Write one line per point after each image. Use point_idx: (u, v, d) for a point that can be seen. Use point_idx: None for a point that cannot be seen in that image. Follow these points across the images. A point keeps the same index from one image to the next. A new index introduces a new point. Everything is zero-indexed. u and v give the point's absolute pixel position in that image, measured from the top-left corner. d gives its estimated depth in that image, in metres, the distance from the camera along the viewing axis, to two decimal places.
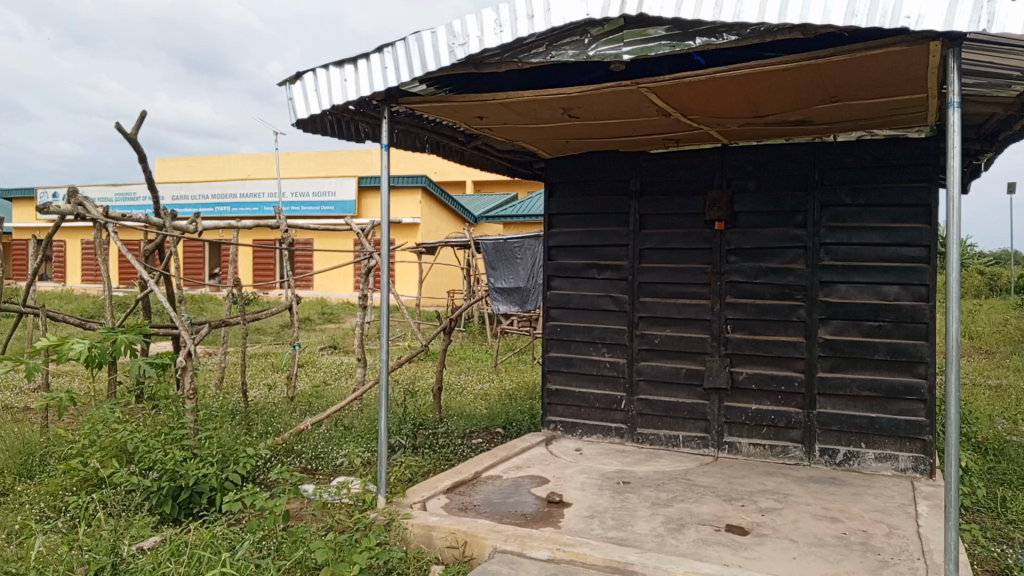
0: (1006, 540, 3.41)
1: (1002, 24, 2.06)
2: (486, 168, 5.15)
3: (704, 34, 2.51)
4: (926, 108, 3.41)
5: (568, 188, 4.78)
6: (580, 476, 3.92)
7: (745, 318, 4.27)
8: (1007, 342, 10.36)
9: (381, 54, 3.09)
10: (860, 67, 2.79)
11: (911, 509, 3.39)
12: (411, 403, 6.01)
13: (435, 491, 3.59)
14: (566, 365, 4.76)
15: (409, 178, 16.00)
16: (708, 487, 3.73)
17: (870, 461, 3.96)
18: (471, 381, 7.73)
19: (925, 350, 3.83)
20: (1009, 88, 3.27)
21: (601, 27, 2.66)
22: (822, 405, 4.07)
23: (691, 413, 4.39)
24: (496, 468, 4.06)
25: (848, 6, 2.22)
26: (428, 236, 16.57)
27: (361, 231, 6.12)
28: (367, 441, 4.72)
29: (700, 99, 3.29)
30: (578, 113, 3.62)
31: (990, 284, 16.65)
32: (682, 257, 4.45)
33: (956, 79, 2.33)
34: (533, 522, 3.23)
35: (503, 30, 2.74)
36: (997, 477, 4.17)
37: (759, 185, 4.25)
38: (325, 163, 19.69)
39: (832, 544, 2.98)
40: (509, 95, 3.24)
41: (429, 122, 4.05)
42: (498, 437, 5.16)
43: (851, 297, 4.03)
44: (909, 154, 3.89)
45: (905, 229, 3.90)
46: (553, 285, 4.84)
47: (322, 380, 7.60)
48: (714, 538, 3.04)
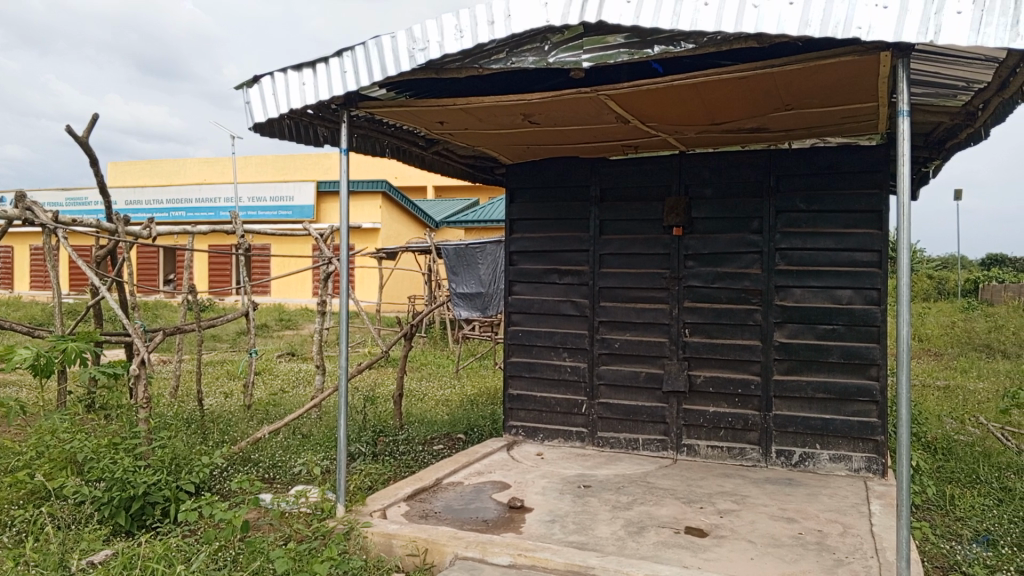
0: (955, 537, 3.50)
1: (948, 36, 2.13)
2: (446, 173, 5.14)
3: (663, 42, 2.55)
4: (877, 117, 3.50)
5: (528, 194, 4.80)
6: (542, 480, 3.92)
7: (702, 321, 4.33)
8: (954, 343, 10.68)
9: (340, 58, 3.07)
10: (813, 75, 2.85)
11: (864, 509, 3.47)
12: (371, 411, 5.96)
13: (396, 499, 3.56)
14: (528, 369, 4.77)
15: (368, 183, 15.93)
16: (668, 489, 3.77)
17: (825, 462, 4.04)
18: (432, 387, 7.69)
19: (877, 352, 3.93)
20: (955, 98, 3.38)
21: (560, 34, 2.68)
22: (778, 407, 4.14)
23: (650, 416, 4.43)
24: (458, 474, 4.05)
25: (801, 16, 2.27)
26: (389, 241, 16.48)
27: (320, 236, 6.05)
28: (326, 449, 4.67)
29: (658, 106, 3.33)
30: (538, 119, 3.63)
31: (938, 287, 17.16)
32: (642, 262, 4.49)
33: (905, 89, 2.40)
34: (495, 528, 3.22)
35: (463, 35, 2.74)
36: (946, 475, 4.29)
37: (716, 192, 4.32)
38: (281, 168, 19.43)
39: (789, 544, 3.03)
40: (469, 100, 3.24)
41: (388, 127, 4.03)
42: (459, 443, 5.14)
43: (805, 301, 4.10)
44: (860, 162, 3.99)
45: (857, 234, 3.99)
46: (515, 290, 4.84)
47: (280, 388, 7.49)
48: (674, 540, 3.07)
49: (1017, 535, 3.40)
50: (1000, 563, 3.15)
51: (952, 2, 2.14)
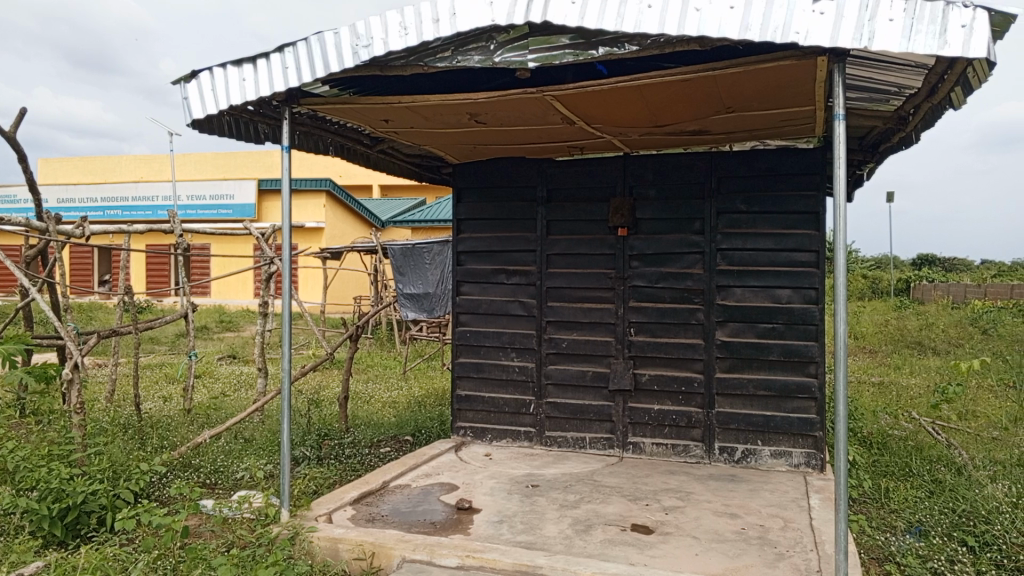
0: (889, 529, 3.62)
1: (882, 42, 2.20)
2: (392, 172, 5.09)
3: (607, 44, 2.56)
4: (814, 120, 3.60)
5: (475, 194, 4.78)
6: (490, 481, 3.91)
7: (647, 321, 4.38)
8: (888, 341, 11.05)
9: (282, 53, 3.01)
10: (753, 79, 2.91)
11: (804, 503, 3.56)
12: (316, 414, 5.86)
13: (341, 503, 3.50)
14: (476, 370, 4.75)
15: (312, 182, 15.71)
16: (614, 487, 3.80)
17: (766, 458, 4.13)
18: (378, 389, 7.60)
19: (815, 350, 4.03)
20: (888, 102, 3.49)
21: (506, 34, 2.67)
22: (721, 405, 4.21)
23: (597, 415, 4.46)
24: (405, 477, 4.00)
25: (742, 21, 2.31)
26: (333, 241, 16.26)
27: (262, 235, 5.93)
28: (269, 454, 4.58)
29: (603, 108, 3.35)
30: (484, 118, 3.62)
31: (872, 286, 17.73)
32: (588, 262, 4.52)
33: (841, 93, 2.46)
34: (442, 530, 3.20)
35: (408, 33, 2.72)
36: (881, 469, 4.43)
37: (660, 193, 4.37)
38: (221, 166, 18.98)
39: (732, 539, 3.09)
40: (414, 98, 3.21)
41: (332, 124, 3.97)
42: (406, 445, 5.09)
43: (746, 300, 4.19)
44: (798, 164, 4.09)
45: (796, 235, 4.09)
46: (462, 290, 4.81)
47: (221, 391, 7.30)
48: (620, 537, 3.10)
49: (947, 524, 3.52)
50: (932, 552, 3.26)
51: (885, 9, 2.21)
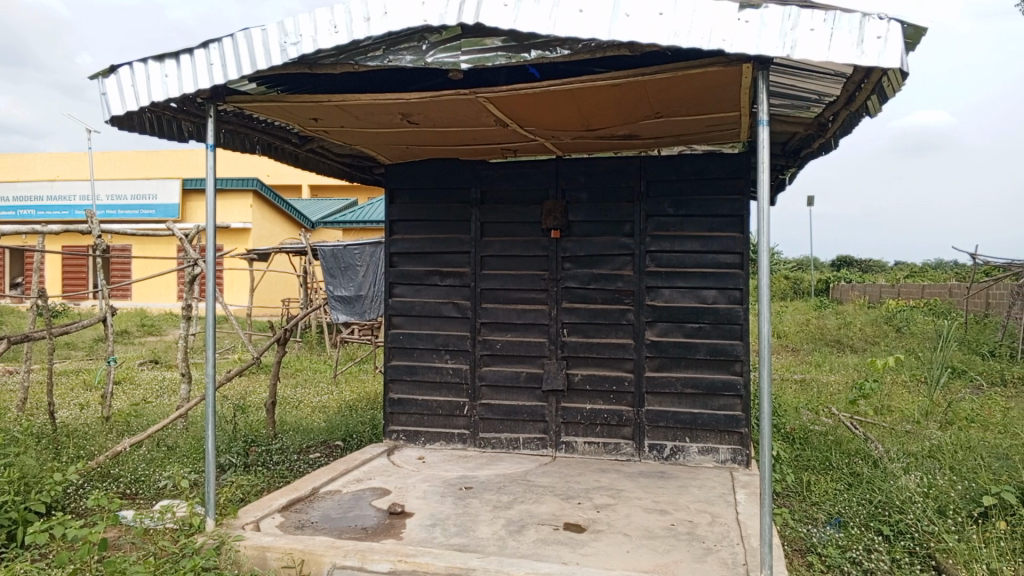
0: (811, 521, 3.76)
1: (803, 51, 2.28)
2: (322, 172, 5.00)
3: (539, 47, 2.58)
4: (739, 126, 3.70)
5: (407, 195, 4.73)
6: (423, 484, 3.88)
7: (579, 321, 4.43)
8: (808, 339, 11.48)
9: (206, 49, 2.91)
10: (681, 85, 2.97)
11: (730, 498, 3.65)
12: (242, 420, 5.71)
13: (269, 511, 3.42)
14: (408, 373, 4.69)
15: (238, 180, 15.32)
16: (547, 487, 3.83)
17: (694, 454, 4.22)
18: (308, 394, 7.45)
19: (740, 349, 4.15)
20: (808, 109, 3.62)
21: (438, 34, 2.65)
22: (651, 403, 4.29)
23: (530, 415, 4.48)
24: (335, 483, 3.93)
25: (670, 27, 2.35)
26: (260, 242, 15.88)
27: (186, 236, 5.74)
28: (193, 461, 4.45)
29: (535, 111, 3.37)
30: (416, 119, 3.59)
31: (793, 287, 18.41)
32: (521, 263, 4.54)
33: (764, 99, 2.54)
34: (374, 535, 3.16)
35: (338, 31, 2.67)
36: (803, 463, 4.59)
37: (591, 196, 4.43)
38: (141, 164, 18.30)
39: (662, 536, 3.15)
40: (344, 97, 3.15)
41: (259, 123, 3.88)
42: (337, 450, 5.01)
43: (674, 301, 4.28)
44: (724, 169, 4.21)
45: (721, 237, 4.21)
46: (395, 293, 4.75)
47: (142, 398, 7.04)
48: (553, 537, 3.12)
49: (865, 515, 3.68)
50: (851, 542, 3.40)
51: (806, 19, 2.29)
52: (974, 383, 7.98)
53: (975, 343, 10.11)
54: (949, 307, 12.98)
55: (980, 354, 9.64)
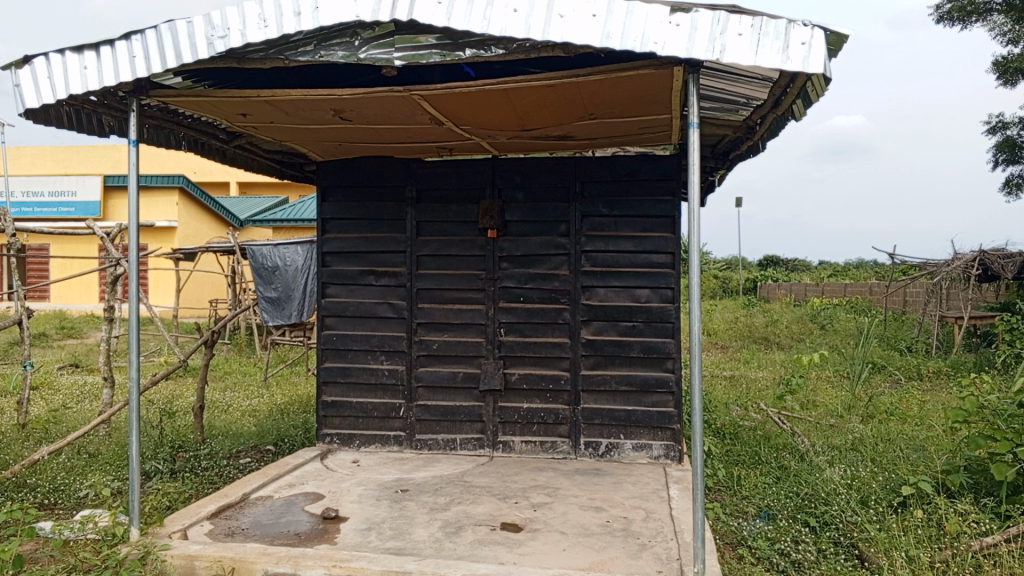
0: (741, 514, 3.85)
1: (732, 54, 2.34)
2: (251, 169, 4.87)
3: (474, 46, 2.57)
4: (671, 128, 3.77)
5: (341, 193, 4.65)
6: (357, 488, 3.82)
7: (516, 321, 4.43)
8: (737, 336, 11.82)
9: (128, 41, 2.80)
10: (615, 87, 3.01)
11: (664, 493, 3.71)
12: (168, 426, 5.53)
13: (197, 518, 3.31)
14: (343, 374, 4.60)
15: (164, 178, 14.80)
16: (484, 487, 3.82)
17: (628, 451, 4.29)
18: (237, 397, 7.26)
19: (672, 347, 4.23)
20: (737, 113, 3.71)
21: (371, 30, 2.60)
22: (586, 401, 4.33)
23: (467, 416, 4.46)
24: (267, 488, 3.84)
25: (604, 28, 2.38)
26: (187, 241, 15.41)
27: (107, 235, 5.50)
28: (116, 469, 4.28)
29: (470, 110, 3.36)
30: (349, 116, 3.53)
31: (723, 286, 18.91)
32: (457, 263, 4.52)
33: (695, 102, 2.59)
34: (308, 541, 3.09)
35: (267, 25, 2.60)
36: (733, 458, 4.70)
37: (526, 196, 4.44)
38: (58, 159, 17.55)
39: (598, 533, 3.18)
40: (274, 92, 3.07)
41: (185, 117, 3.76)
42: (267, 455, 4.90)
43: (609, 300, 4.33)
44: (656, 170, 4.29)
45: (654, 237, 4.28)
46: (328, 293, 4.65)
47: (61, 404, 6.74)
48: (489, 537, 3.11)
49: (792, 507, 3.79)
50: (779, 534, 3.50)
51: (734, 24, 2.35)
52: (893, 378, 8.34)
53: (893, 340, 10.55)
54: (870, 304, 13.52)
55: (899, 350, 10.06)
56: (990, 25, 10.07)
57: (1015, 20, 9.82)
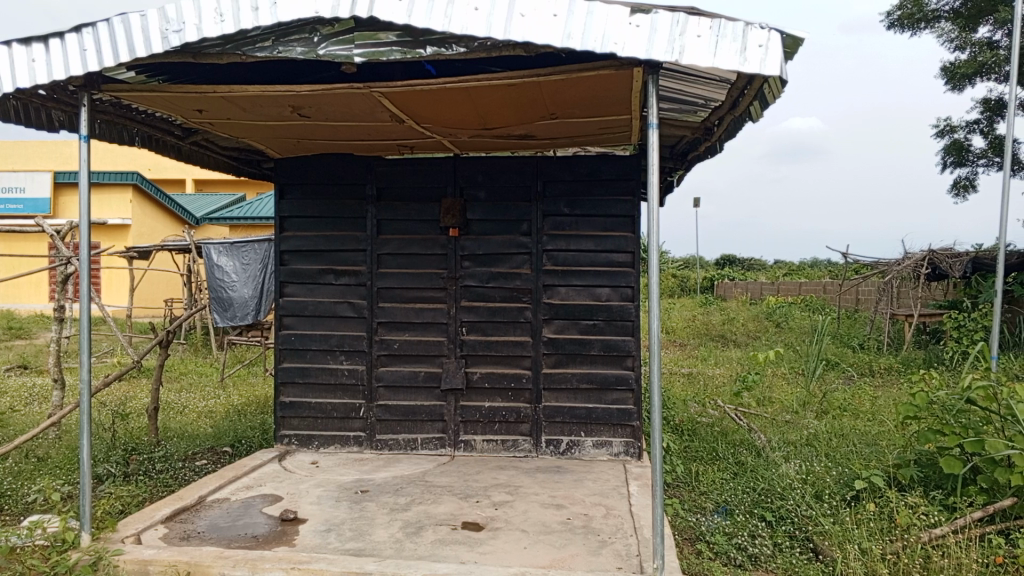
0: (700, 510, 3.91)
1: (691, 56, 2.37)
2: (207, 166, 4.78)
3: (435, 44, 2.55)
4: (631, 128, 3.80)
5: (300, 190, 4.59)
6: (317, 489, 3.78)
7: (478, 320, 4.43)
8: (695, 334, 11.98)
9: (79, 34, 2.73)
10: (576, 87, 3.02)
11: (624, 490, 3.75)
12: (121, 428, 5.40)
13: (152, 522, 3.25)
14: (301, 375, 4.55)
15: (117, 174, 14.47)
16: (445, 487, 3.81)
17: (589, 448, 4.32)
18: (193, 398, 7.13)
19: (632, 345, 4.28)
20: (696, 114, 3.76)
21: (330, 26, 2.57)
22: (547, 399, 4.35)
23: (428, 415, 4.44)
24: (223, 491, 3.78)
25: (565, 28, 2.39)
26: (141, 239, 15.07)
27: (57, 233, 5.33)
28: (67, 473, 4.17)
29: (431, 108, 3.35)
30: (308, 113, 3.49)
31: (681, 286, 19.16)
32: (418, 262, 4.49)
33: (654, 102, 2.61)
34: (265, 544, 3.05)
35: (224, 20, 2.56)
36: (691, 454, 4.76)
37: (488, 195, 4.44)
38: (6, 156, 17.05)
39: (559, 530, 3.19)
40: (231, 88, 3.01)
41: (139, 113, 3.68)
42: (224, 457, 4.82)
43: (570, 298, 4.35)
44: (616, 170, 4.32)
45: (614, 237, 4.32)
46: (286, 292, 4.58)
47: (7, 407, 6.54)
48: (451, 537, 3.10)
49: (749, 502, 3.85)
50: (737, 529, 3.55)
51: (693, 26, 2.38)
52: (846, 374, 8.54)
53: (847, 337, 10.81)
54: (824, 302, 13.82)
55: (852, 347, 10.30)
56: (938, 32, 10.33)
57: (961, 27, 10.09)
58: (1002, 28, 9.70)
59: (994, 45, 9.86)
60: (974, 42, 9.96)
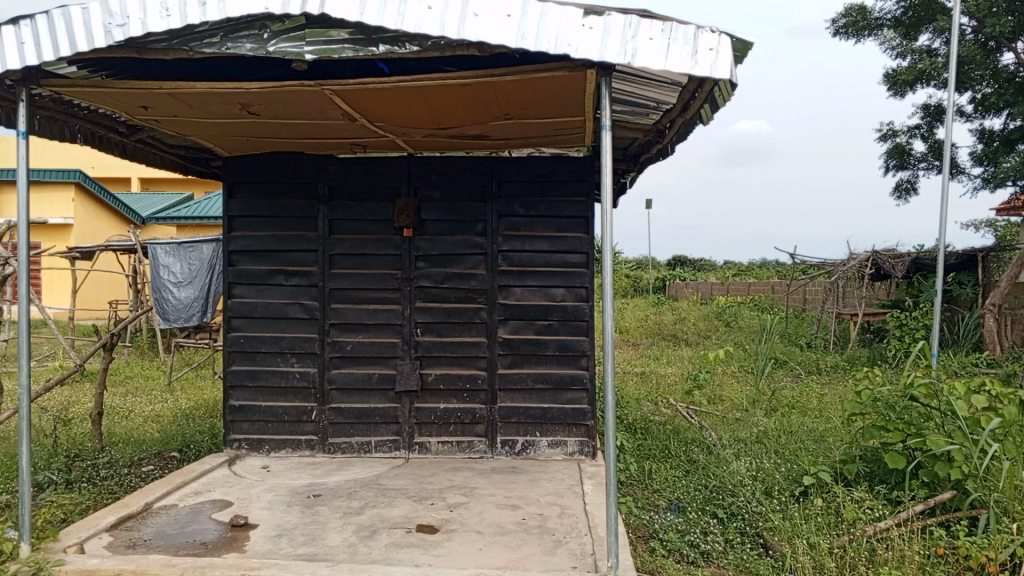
0: (653, 507, 3.96)
1: (643, 58, 2.39)
2: (152, 164, 4.66)
3: (388, 42, 2.52)
4: (585, 130, 3.82)
5: (250, 189, 4.50)
6: (268, 494, 3.72)
7: (433, 321, 4.41)
8: (647, 334, 12.13)
9: (17, 26, 2.63)
10: (530, 87, 3.02)
11: (579, 489, 3.77)
12: (63, 434, 5.24)
13: (95, 530, 3.15)
14: (251, 378, 4.47)
15: (58, 173, 14.02)
16: (400, 489, 3.78)
17: (544, 448, 4.34)
18: (139, 402, 6.94)
19: (586, 345, 4.31)
20: (648, 116, 3.81)
21: (280, 23, 2.53)
22: (502, 399, 4.35)
23: (382, 417, 4.40)
24: (171, 497, 3.68)
25: (519, 29, 2.39)
26: (83, 240, 14.64)
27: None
28: (4, 482, 4.03)
29: (384, 106, 3.32)
30: (258, 110, 3.43)
31: (634, 286, 19.39)
32: (371, 263, 4.45)
33: (607, 104, 2.63)
34: (215, 550, 2.99)
35: (170, 14, 2.50)
36: (644, 452, 4.82)
37: (443, 195, 4.42)
38: None
39: (513, 531, 3.19)
40: (177, 85, 2.94)
41: (81, 109, 3.57)
42: (172, 462, 4.70)
43: (525, 299, 4.36)
44: (571, 170, 4.35)
45: (568, 237, 4.35)
46: (235, 293, 4.50)
47: None
48: (405, 540, 3.08)
49: (701, 500, 3.91)
50: (689, 526, 3.61)
51: (645, 29, 2.40)
52: (794, 372, 8.73)
53: (794, 336, 11.06)
54: (772, 302, 14.12)
55: (799, 345, 10.55)
56: (881, 40, 10.62)
57: (903, 35, 10.39)
58: (941, 36, 10.02)
59: (933, 53, 10.19)
60: (915, 49, 10.29)
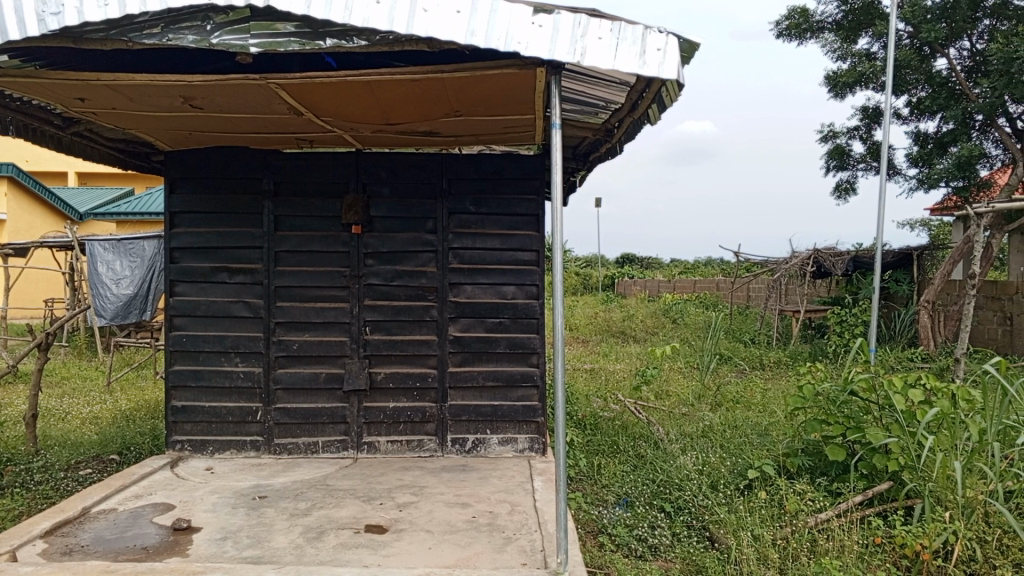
0: (602, 503, 4.00)
1: (592, 58, 2.41)
2: (89, 157, 4.50)
3: (335, 36, 2.47)
4: (535, 128, 3.84)
5: (193, 185, 4.40)
6: (211, 496, 3.64)
7: (382, 319, 4.37)
8: (597, 330, 12.25)
9: None
10: (480, 84, 3.02)
11: (528, 486, 3.79)
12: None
13: (29, 537, 3.04)
14: (194, 378, 4.36)
15: None
16: (348, 489, 3.74)
17: (494, 445, 4.35)
18: (75, 404, 6.72)
19: (536, 342, 4.33)
20: (597, 115, 3.84)
21: (224, 15, 2.46)
22: (453, 397, 4.34)
23: (330, 417, 4.35)
24: (109, 501, 3.58)
25: (468, 25, 2.38)
26: (16, 236, 14.15)
27: None
28: None
29: (332, 101, 3.28)
30: (200, 104, 3.35)
31: (584, 283, 19.56)
32: (319, 260, 4.38)
33: (557, 102, 2.64)
34: (155, 555, 2.91)
35: (108, 3, 2.42)
36: (593, 448, 4.86)
37: (392, 192, 4.39)
38: None
39: (463, 529, 3.19)
40: (116, 75, 2.86)
41: (13, 100, 3.43)
42: (111, 465, 4.57)
43: (476, 297, 4.36)
44: (521, 168, 4.37)
45: (519, 235, 4.37)
46: (177, 291, 4.39)
47: None
48: (353, 540, 3.05)
49: (648, 494, 3.96)
50: (637, 521, 3.67)
51: (594, 28, 2.41)
52: (738, 367, 8.92)
53: (739, 332, 11.30)
54: (717, 299, 14.40)
55: (743, 341, 10.78)
56: (822, 42, 10.89)
57: (843, 38, 10.67)
58: (879, 40, 10.33)
59: (872, 56, 10.49)
60: (855, 52, 10.59)
